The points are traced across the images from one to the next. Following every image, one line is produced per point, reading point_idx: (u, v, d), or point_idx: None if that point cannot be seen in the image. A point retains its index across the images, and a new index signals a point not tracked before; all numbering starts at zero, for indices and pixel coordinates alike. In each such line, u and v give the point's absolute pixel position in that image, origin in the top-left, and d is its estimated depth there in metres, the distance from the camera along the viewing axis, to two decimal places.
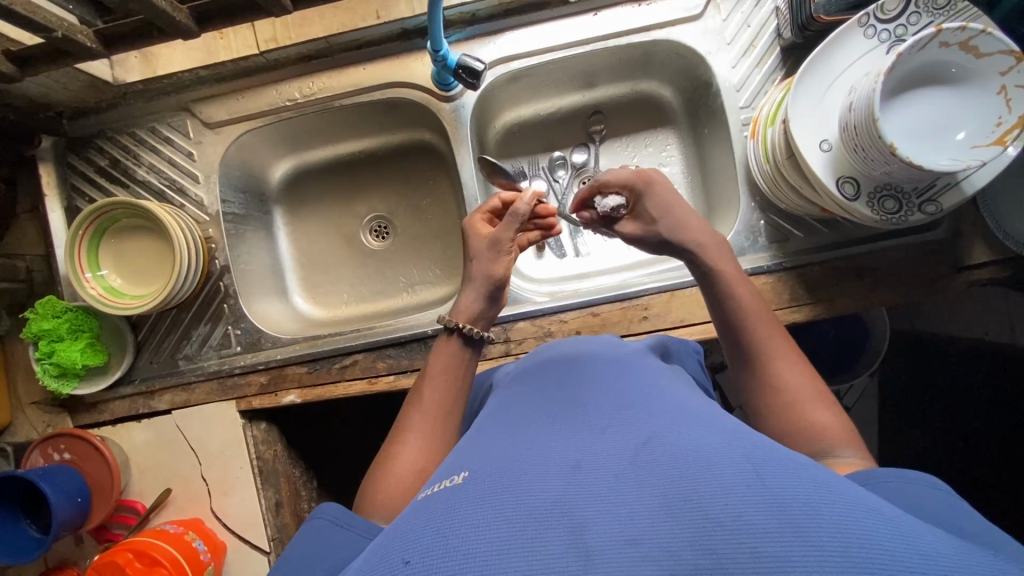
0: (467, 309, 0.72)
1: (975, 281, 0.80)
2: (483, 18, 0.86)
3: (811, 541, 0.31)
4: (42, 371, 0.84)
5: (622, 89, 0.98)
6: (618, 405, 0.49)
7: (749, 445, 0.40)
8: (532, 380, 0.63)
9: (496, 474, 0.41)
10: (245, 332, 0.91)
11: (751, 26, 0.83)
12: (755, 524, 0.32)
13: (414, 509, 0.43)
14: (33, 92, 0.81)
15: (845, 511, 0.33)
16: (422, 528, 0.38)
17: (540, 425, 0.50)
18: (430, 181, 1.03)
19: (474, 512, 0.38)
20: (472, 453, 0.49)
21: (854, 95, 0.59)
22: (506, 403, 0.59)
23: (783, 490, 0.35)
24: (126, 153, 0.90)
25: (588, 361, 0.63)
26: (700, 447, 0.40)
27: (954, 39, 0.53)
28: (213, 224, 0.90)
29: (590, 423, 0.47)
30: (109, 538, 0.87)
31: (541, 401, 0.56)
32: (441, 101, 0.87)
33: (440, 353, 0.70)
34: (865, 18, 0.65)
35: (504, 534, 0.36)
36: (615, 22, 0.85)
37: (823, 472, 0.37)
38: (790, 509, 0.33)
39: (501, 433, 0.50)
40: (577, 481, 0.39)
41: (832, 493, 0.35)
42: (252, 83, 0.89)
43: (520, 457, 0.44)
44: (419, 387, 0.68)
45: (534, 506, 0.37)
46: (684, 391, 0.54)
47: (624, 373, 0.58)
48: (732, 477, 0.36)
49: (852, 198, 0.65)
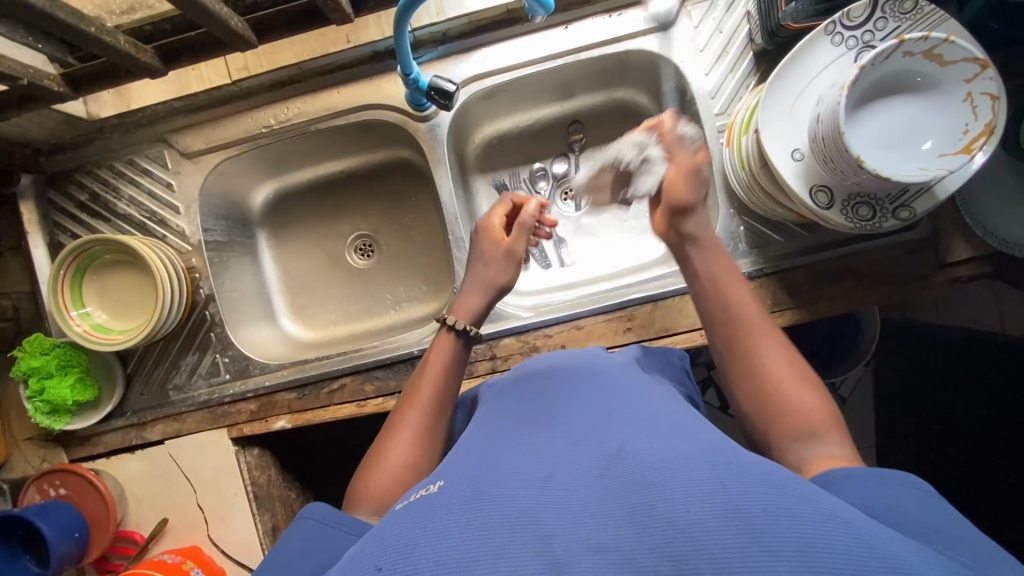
0: (467, 306, 0.74)
1: (955, 279, 0.80)
2: (454, 36, 0.86)
3: (770, 548, 0.32)
4: (34, 409, 0.86)
5: (599, 98, 0.98)
6: (594, 416, 0.50)
7: (717, 454, 0.41)
8: (511, 393, 0.63)
9: (470, 484, 0.42)
10: (234, 359, 0.91)
11: (723, 32, 0.83)
12: (717, 531, 0.33)
13: (386, 520, 0.43)
14: (8, 132, 0.81)
15: (809, 517, 0.34)
16: (396, 538, 0.39)
17: (517, 436, 0.50)
18: (412, 198, 1.03)
19: (447, 519, 0.38)
20: (448, 464, 0.49)
21: (821, 106, 0.59)
22: (484, 417, 0.59)
23: (745, 497, 0.35)
24: (106, 186, 0.91)
25: (568, 374, 0.63)
26: (670, 456, 0.40)
27: (918, 49, 0.53)
28: (196, 253, 0.91)
29: (566, 434, 0.48)
30: (109, 568, 0.88)
31: (518, 414, 0.56)
32: (416, 121, 0.87)
33: (438, 349, 0.70)
34: (832, 25, 0.65)
35: (475, 540, 0.36)
36: (587, 34, 0.85)
37: (788, 478, 0.38)
38: (752, 515, 0.34)
39: (480, 445, 0.51)
40: (548, 491, 0.40)
41: (796, 500, 0.35)
42: (227, 111, 0.89)
43: (494, 468, 0.44)
44: (414, 381, 0.69)
45: (504, 515, 0.38)
46: (660, 403, 0.54)
47: (601, 384, 0.59)
48: (696, 486, 0.36)
49: (826, 207, 0.65)
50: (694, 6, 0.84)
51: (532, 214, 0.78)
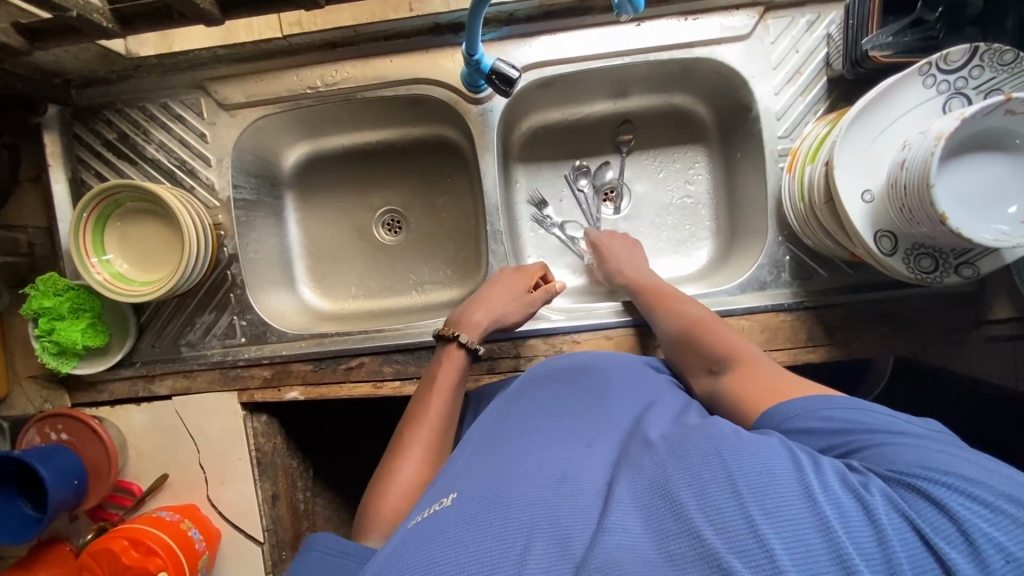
0: (473, 321, 0.76)
1: (992, 337, 0.80)
2: (521, 19, 0.81)
3: (774, 522, 0.36)
4: (42, 349, 0.83)
5: (655, 101, 0.95)
6: (594, 415, 0.53)
7: (709, 429, 0.45)
8: (506, 390, 0.65)
9: (487, 494, 0.43)
10: (251, 323, 0.89)
11: (799, 52, 0.80)
12: (726, 512, 0.37)
13: (404, 537, 0.44)
14: (41, 60, 0.76)
15: (799, 489, 0.38)
16: (420, 550, 0.41)
17: (526, 431, 0.52)
18: (448, 179, 1.00)
19: (468, 529, 0.41)
20: (458, 471, 0.50)
21: (907, 151, 0.57)
22: (486, 410, 0.62)
23: (743, 471, 0.39)
24: (136, 128, 0.86)
25: (563, 367, 0.65)
26: (669, 446, 0.45)
27: (1022, 108, 0.51)
28: (223, 210, 0.87)
29: (575, 434, 0.50)
30: (103, 517, 0.88)
31: (525, 408, 0.58)
32: (469, 102, 0.83)
33: (446, 364, 0.72)
34: (927, 66, 0.61)
35: (497, 551, 0.39)
36: (659, 35, 0.81)
37: (768, 446, 0.42)
38: (754, 491, 0.38)
39: (492, 440, 0.53)
40: (562, 491, 0.43)
41: (785, 469, 0.39)
42: (272, 66, 0.84)
43: (507, 470, 0.46)
44: (421, 401, 0.69)
45: (530, 519, 0.40)
46: (655, 397, 0.57)
47: (596, 377, 0.61)
48: (703, 471, 0.40)
49: (888, 253, 0.63)
50: (774, 21, 0.80)
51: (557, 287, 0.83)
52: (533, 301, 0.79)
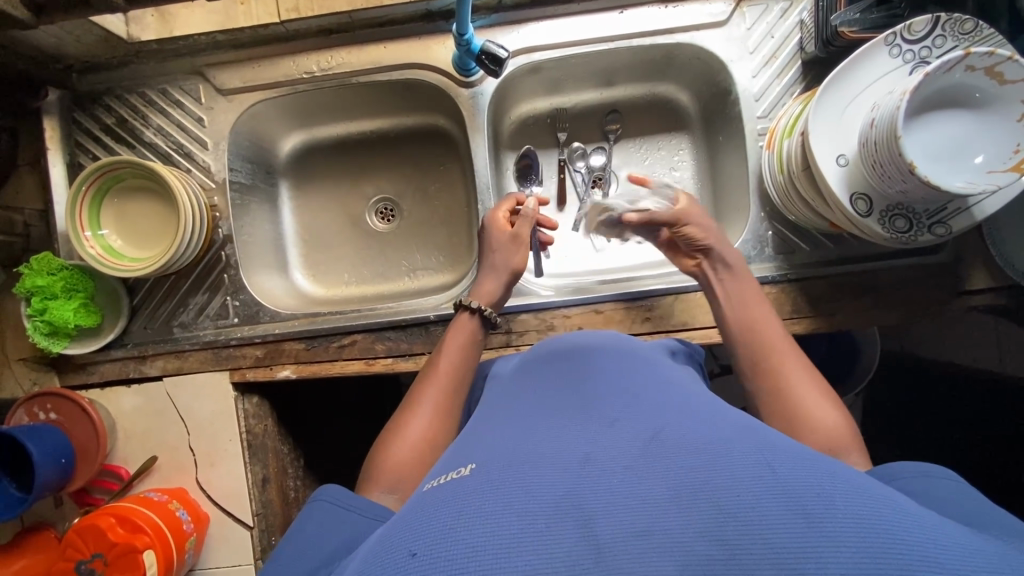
0: (485, 288, 0.77)
1: (971, 307, 0.82)
2: (509, 6, 0.85)
3: (824, 528, 0.31)
4: (33, 329, 0.82)
5: (640, 90, 0.98)
6: (626, 400, 0.49)
7: (759, 437, 0.41)
8: (529, 373, 0.62)
9: (507, 468, 0.40)
10: (244, 304, 0.89)
11: (774, 37, 0.84)
12: (765, 513, 0.33)
13: (416, 506, 0.41)
14: (44, 42, 0.78)
15: (857, 501, 0.33)
16: (429, 520, 0.37)
17: (546, 414, 0.49)
18: (440, 167, 1.02)
19: (484, 501, 0.37)
20: (477, 445, 0.47)
21: (877, 110, 0.59)
22: (507, 395, 0.59)
23: (794, 480, 0.35)
24: (135, 113, 0.89)
25: (594, 354, 0.61)
26: (704, 434, 0.41)
27: (981, 64, 0.53)
28: (219, 191, 0.89)
29: (596, 415, 0.47)
30: (90, 501, 0.86)
31: (543, 392, 0.55)
32: (460, 86, 0.87)
33: (458, 330, 0.72)
34: (892, 37, 0.65)
35: (514, 526, 0.35)
36: (640, 22, 0.85)
37: (829, 462, 0.38)
38: (805, 500, 0.33)
39: (509, 422, 0.50)
40: (587, 473, 0.39)
41: (845, 485, 0.35)
42: (269, 53, 0.88)
43: (527, 450, 0.43)
44: (430, 364, 0.70)
45: (543, 499, 0.37)
46: (691, 392, 0.53)
47: (628, 367, 0.58)
48: (745, 471, 0.36)
49: (864, 214, 0.66)
50: (749, 8, 0.84)
51: (533, 209, 0.82)
52: (518, 232, 0.79)
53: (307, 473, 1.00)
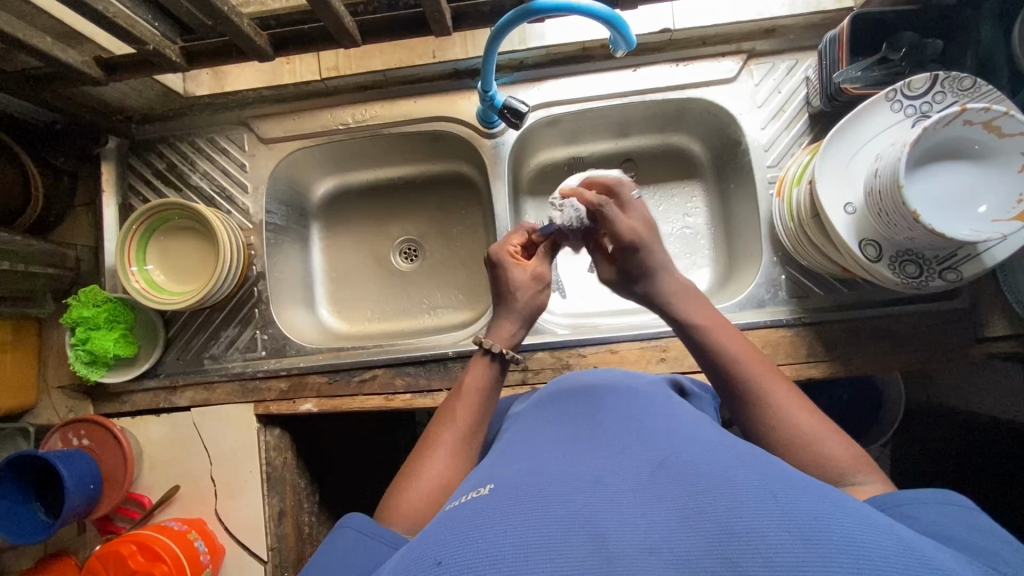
0: (504, 330, 0.71)
1: (992, 353, 0.81)
2: (530, 66, 0.92)
3: (822, 553, 0.30)
4: (75, 357, 0.87)
5: (655, 140, 1.02)
6: (635, 428, 0.48)
7: (759, 466, 0.39)
8: (542, 404, 0.61)
9: (522, 485, 0.39)
10: (273, 337, 0.94)
11: (782, 92, 0.88)
12: (769, 535, 0.31)
13: (436, 523, 0.40)
14: (110, 97, 0.87)
15: (858, 528, 0.32)
16: (450, 532, 0.36)
17: (558, 442, 0.48)
18: (463, 210, 1.07)
19: (499, 515, 0.36)
20: (492, 469, 0.46)
21: (880, 162, 0.62)
22: (520, 424, 0.58)
23: (796, 506, 0.33)
24: (184, 159, 0.97)
25: (603, 389, 0.60)
26: (709, 461, 0.40)
27: (979, 119, 0.56)
28: (256, 231, 0.95)
29: (608, 441, 0.46)
30: (113, 530, 0.88)
31: (556, 421, 0.54)
32: (483, 136, 0.93)
33: (473, 372, 0.69)
34: (893, 93, 0.69)
35: (529, 537, 0.34)
36: (653, 79, 0.91)
37: (833, 491, 0.36)
38: (801, 521, 0.32)
39: (521, 447, 0.49)
40: (598, 493, 0.38)
41: (844, 513, 0.33)
42: (310, 106, 0.95)
43: (540, 471, 0.42)
44: (447, 405, 0.67)
45: (556, 514, 0.35)
46: (699, 421, 0.51)
47: (635, 398, 0.56)
48: (746, 493, 0.34)
49: (874, 260, 0.67)
50: (757, 65, 0.89)
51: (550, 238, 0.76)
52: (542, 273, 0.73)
53: (321, 509, 1.00)
